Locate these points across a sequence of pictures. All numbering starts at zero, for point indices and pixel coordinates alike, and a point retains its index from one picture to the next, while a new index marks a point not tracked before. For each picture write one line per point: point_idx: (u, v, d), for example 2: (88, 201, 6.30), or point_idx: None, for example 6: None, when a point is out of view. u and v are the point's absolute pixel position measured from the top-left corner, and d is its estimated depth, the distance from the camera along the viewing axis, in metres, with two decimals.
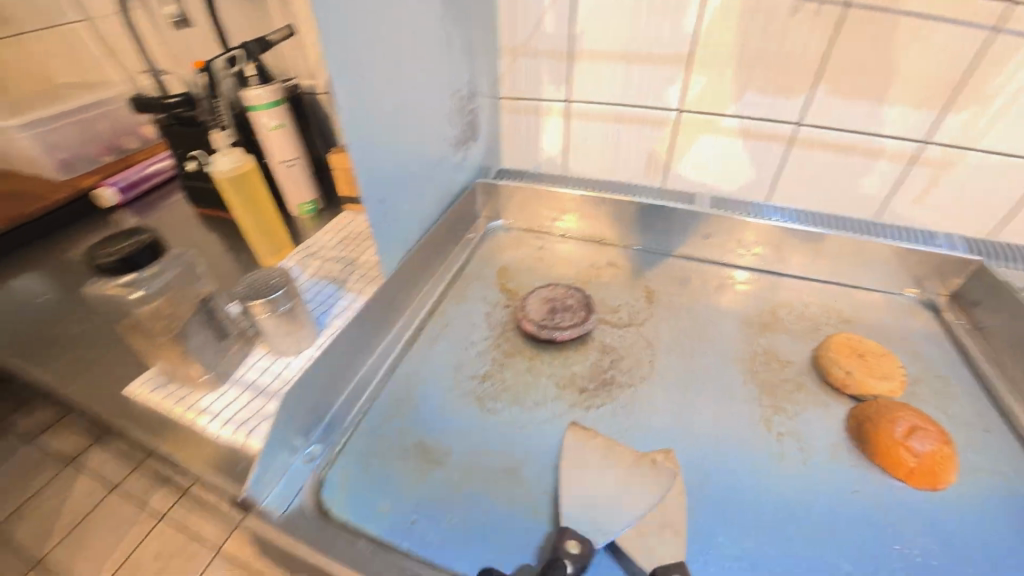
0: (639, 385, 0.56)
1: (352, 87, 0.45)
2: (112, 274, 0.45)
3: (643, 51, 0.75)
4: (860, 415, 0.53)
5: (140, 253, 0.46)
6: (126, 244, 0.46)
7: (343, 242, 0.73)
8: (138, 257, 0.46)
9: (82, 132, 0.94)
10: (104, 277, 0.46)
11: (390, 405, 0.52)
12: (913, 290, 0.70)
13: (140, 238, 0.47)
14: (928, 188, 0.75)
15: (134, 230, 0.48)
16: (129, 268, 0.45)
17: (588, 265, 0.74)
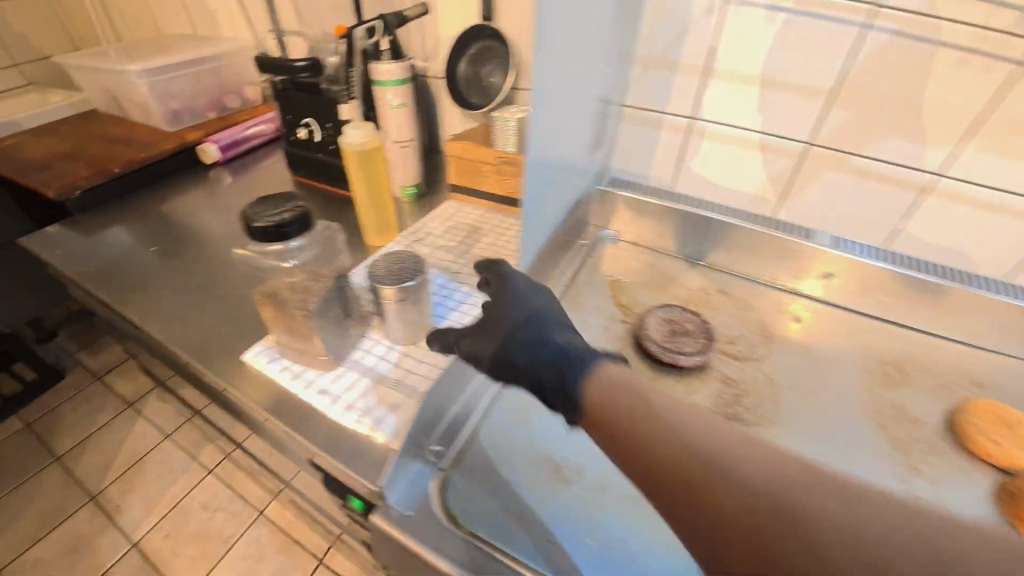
0: (765, 426, 0.53)
1: (542, 79, 0.44)
2: (264, 242, 0.43)
3: (782, 78, 0.71)
4: (1014, 487, 0.49)
5: (292, 223, 0.43)
6: (279, 212, 0.43)
7: (452, 232, 0.72)
8: (289, 227, 0.43)
9: (194, 85, 0.97)
10: (257, 244, 0.44)
11: (513, 412, 0.51)
12: None
13: (293, 208, 0.44)
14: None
15: (284, 197, 0.46)
16: (281, 237, 0.43)
17: (699, 288, 0.71)
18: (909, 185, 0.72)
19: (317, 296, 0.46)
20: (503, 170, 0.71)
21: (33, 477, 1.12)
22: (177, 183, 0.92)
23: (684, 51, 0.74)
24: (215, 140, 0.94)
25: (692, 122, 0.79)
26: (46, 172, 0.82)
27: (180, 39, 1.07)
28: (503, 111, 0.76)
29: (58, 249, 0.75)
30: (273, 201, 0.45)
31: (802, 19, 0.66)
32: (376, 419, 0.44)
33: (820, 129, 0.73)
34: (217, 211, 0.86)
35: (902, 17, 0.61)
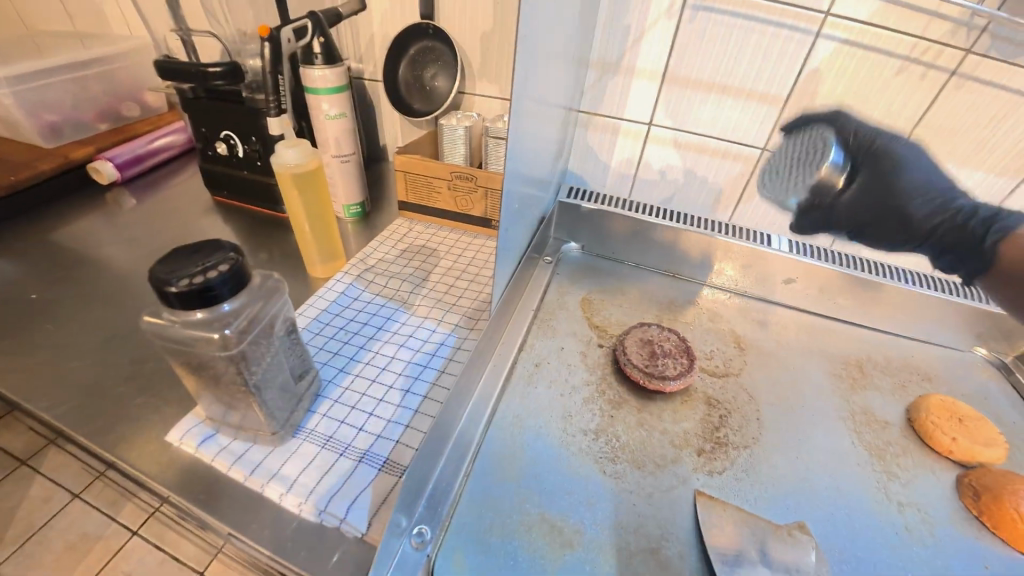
0: (754, 447, 0.51)
1: (522, 94, 0.39)
2: (184, 308, 0.34)
3: (737, 85, 0.70)
4: (975, 482, 0.49)
5: (223, 284, 0.35)
6: (205, 268, 0.35)
7: (404, 256, 0.66)
8: (219, 289, 0.35)
9: (78, 92, 0.82)
10: (173, 309, 0.35)
11: (498, 462, 0.45)
12: (980, 348, 0.66)
13: (223, 262, 0.36)
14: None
15: (208, 246, 0.37)
16: (208, 301, 0.35)
17: (669, 301, 0.69)
18: None
19: (257, 370, 0.40)
20: (457, 185, 0.65)
21: None
22: (63, 210, 0.77)
23: (639, 56, 0.71)
24: (111, 157, 0.81)
25: (649, 128, 0.78)
26: None
27: (59, 36, 0.90)
28: (451, 118, 0.69)
29: None
30: (192, 253, 0.36)
31: (756, 26, 0.65)
32: (344, 508, 0.38)
33: (772, 136, 0.73)
34: (117, 242, 0.73)
35: (851, 26, 0.62)
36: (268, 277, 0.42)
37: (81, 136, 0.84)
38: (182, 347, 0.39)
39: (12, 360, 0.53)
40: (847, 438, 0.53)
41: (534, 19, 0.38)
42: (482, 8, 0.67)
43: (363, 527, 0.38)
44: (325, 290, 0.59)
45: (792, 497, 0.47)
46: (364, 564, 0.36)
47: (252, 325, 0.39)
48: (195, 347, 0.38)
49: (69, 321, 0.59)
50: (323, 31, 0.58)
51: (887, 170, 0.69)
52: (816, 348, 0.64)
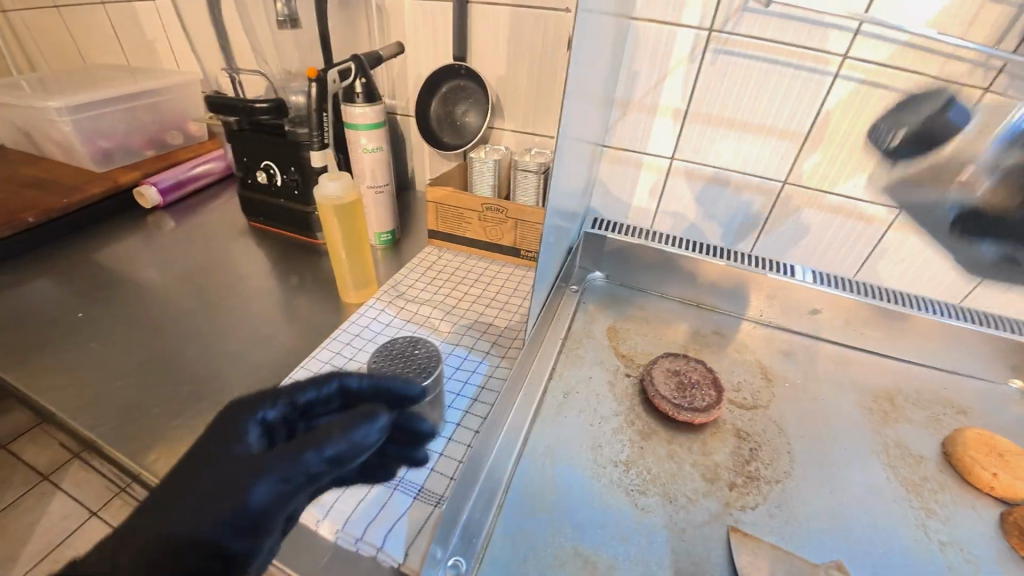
0: (786, 481, 0.51)
1: (563, 121, 0.41)
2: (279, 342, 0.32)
3: (758, 121, 0.72)
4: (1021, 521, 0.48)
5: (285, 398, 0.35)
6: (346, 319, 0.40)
7: (435, 284, 0.68)
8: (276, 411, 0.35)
9: (128, 121, 0.87)
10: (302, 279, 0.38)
11: (531, 495, 0.46)
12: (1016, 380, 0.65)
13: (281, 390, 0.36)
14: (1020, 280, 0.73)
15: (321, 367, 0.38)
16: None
17: (694, 331, 0.69)
18: (875, 220, 0.75)
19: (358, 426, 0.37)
20: (487, 217, 0.68)
21: None
22: (108, 232, 0.81)
23: (662, 95, 0.74)
24: (156, 182, 0.85)
25: (671, 162, 0.79)
26: None
27: (113, 70, 0.97)
28: (480, 152, 0.72)
29: None
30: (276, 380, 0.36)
31: (776, 70, 0.67)
32: (381, 537, 0.38)
33: (794, 170, 0.74)
34: (157, 263, 0.76)
35: (866, 67, 0.64)
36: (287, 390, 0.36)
37: (129, 162, 0.88)
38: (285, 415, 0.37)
39: (55, 376, 0.55)
40: (882, 474, 0.53)
41: (573, 67, 0.41)
42: (512, 49, 0.70)
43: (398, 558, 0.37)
44: (359, 315, 0.61)
45: (827, 535, 0.46)
46: None
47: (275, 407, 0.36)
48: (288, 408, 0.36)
49: (111, 340, 0.61)
50: (366, 72, 0.62)
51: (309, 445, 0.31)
52: (845, 381, 0.63)
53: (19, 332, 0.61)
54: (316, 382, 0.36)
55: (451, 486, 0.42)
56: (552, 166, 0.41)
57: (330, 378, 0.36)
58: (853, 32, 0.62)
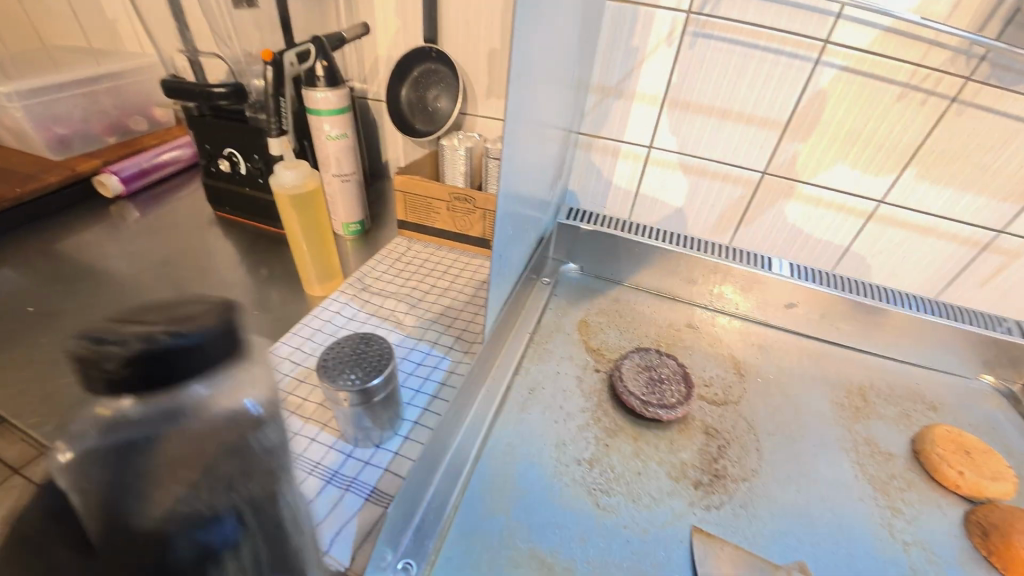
0: (753, 479, 0.50)
1: (518, 103, 0.39)
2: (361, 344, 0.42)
3: (738, 109, 0.70)
4: (985, 521, 0.47)
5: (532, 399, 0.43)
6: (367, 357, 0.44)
7: (402, 277, 0.66)
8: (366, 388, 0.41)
9: (86, 105, 0.83)
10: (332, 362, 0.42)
11: (489, 493, 0.45)
12: (987, 375, 0.64)
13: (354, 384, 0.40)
14: (994, 273, 0.73)
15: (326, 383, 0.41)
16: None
17: (667, 324, 0.68)
18: (852, 211, 0.73)
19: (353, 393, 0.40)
20: (454, 207, 0.67)
21: None
22: (66, 222, 0.77)
23: (640, 80, 0.71)
24: (118, 170, 0.81)
25: (649, 151, 0.77)
26: None
27: (72, 52, 0.92)
28: (452, 139, 0.70)
29: None
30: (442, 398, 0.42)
31: (757, 56, 0.65)
32: (327, 540, 0.37)
33: (772, 159, 0.73)
34: (118, 255, 0.73)
35: (847, 54, 0.62)
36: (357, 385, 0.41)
37: (89, 149, 0.85)
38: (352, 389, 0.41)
39: (2, 374, 0.53)
40: (850, 471, 0.52)
41: (531, 46, 0.38)
42: (483, 32, 0.68)
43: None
44: (322, 309, 0.59)
45: (792, 538, 0.45)
46: None
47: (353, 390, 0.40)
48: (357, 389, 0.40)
49: (63, 335, 0.59)
50: (327, 55, 0.59)
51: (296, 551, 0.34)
52: (817, 378, 0.63)
53: None
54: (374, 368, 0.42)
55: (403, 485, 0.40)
56: (504, 152, 0.39)
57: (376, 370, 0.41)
58: (834, 16, 0.60)
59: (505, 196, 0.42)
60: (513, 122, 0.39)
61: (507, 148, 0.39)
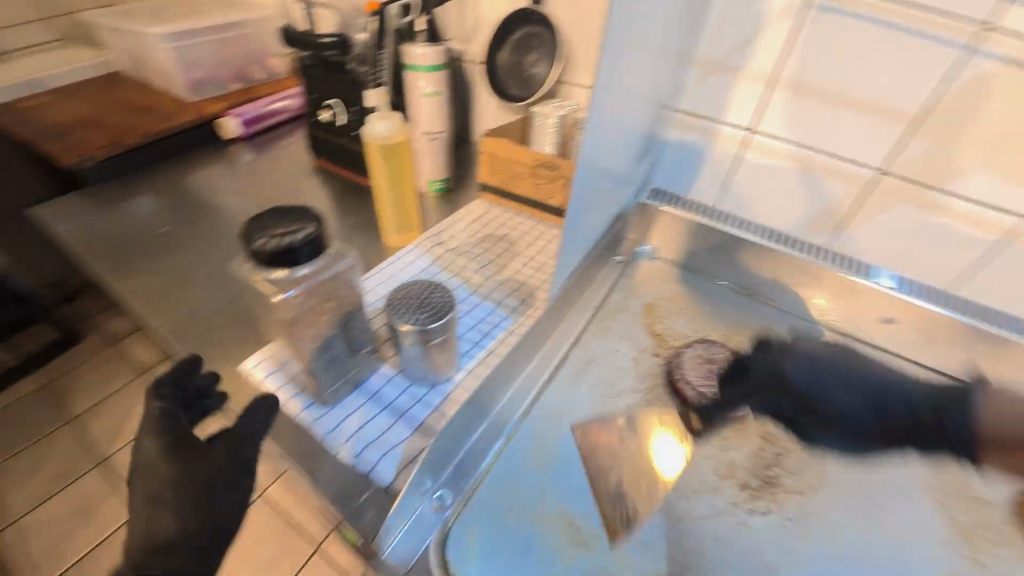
0: (809, 495, 0.47)
1: (610, 65, 0.37)
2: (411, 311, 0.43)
3: (860, 97, 0.62)
4: None
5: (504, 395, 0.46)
6: (431, 302, 0.44)
7: (476, 236, 0.68)
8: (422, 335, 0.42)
9: (218, 53, 0.93)
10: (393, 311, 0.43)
11: (530, 450, 0.46)
12: None
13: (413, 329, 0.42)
14: None
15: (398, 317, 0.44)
16: (290, 263, 0.36)
17: (740, 321, 0.64)
18: (987, 226, 0.64)
19: (409, 338, 0.43)
20: (538, 172, 0.66)
21: (38, 441, 1.17)
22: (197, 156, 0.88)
23: (749, 58, 0.66)
24: (239, 114, 0.90)
25: (749, 135, 0.72)
26: (65, 139, 0.80)
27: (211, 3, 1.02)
28: (546, 106, 0.69)
29: (69, 223, 0.72)
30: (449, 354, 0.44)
31: (895, 37, 0.57)
32: (375, 459, 0.40)
33: (894, 157, 0.64)
34: (233, 191, 0.82)
35: (1013, 40, 0.52)
36: (411, 333, 0.42)
37: (217, 93, 0.95)
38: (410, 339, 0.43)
39: (139, 280, 0.63)
40: (928, 510, 0.47)
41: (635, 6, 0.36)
42: None
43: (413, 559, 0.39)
44: (398, 257, 0.63)
45: (843, 563, 0.43)
46: (381, 514, 0.38)
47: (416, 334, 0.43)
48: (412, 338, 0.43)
49: (184, 254, 0.68)
50: (428, 10, 0.62)
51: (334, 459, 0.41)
52: None
53: (115, 239, 0.70)
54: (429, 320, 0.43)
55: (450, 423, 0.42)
56: (588, 116, 0.38)
57: (437, 318, 0.43)
58: None
59: (584, 168, 0.41)
60: (601, 91, 0.38)
61: (591, 118, 0.38)
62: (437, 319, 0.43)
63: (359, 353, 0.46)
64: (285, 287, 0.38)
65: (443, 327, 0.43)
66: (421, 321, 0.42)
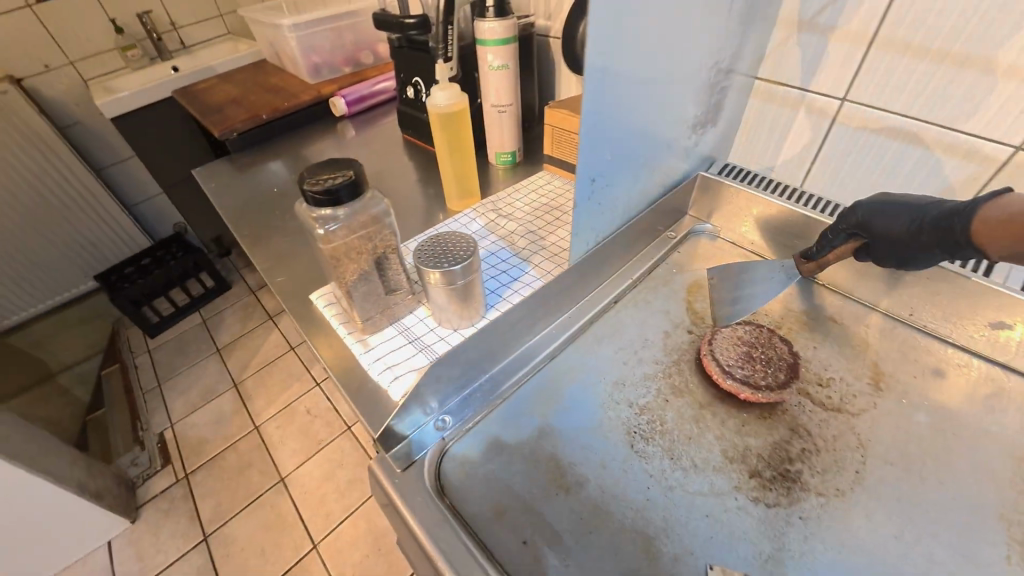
0: (835, 498, 0.42)
1: (616, 19, 0.36)
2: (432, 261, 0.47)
3: (990, 55, 0.51)
4: None
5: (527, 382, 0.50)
6: (455, 251, 0.48)
7: (530, 204, 0.70)
8: (444, 280, 0.47)
9: (334, 40, 1.06)
10: (420, 259, 0.48)
11: (536, 397, 0.49)
12: None
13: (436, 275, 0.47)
14: None
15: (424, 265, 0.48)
16: (333, 203, 0.43)
17: (801, 310, 0.59)
18: None
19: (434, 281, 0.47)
20: None
21: (197, 361, 1.49)
22: (311, 130, 1.04)
23: (845, 13, 0.58)
24: (344, 95, 1.02)
25: (841, 105, 0.63)
26: (219, 115, 1.00)
27: None
28: None
29: (212, 180, 0.89)
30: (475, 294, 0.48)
31: None
32: (391, 378, 0.47)
33: None
34: None
35: None
36: (437, 277, 0.47)
37: (332, 75, 1.09)
38: (435, 284, 0.48)
39: (251, 222, 0.76)
40: (997, 549, 0.39)
41: None
42: None
43: (411, 460, 0.44)
44: (454, 219, 0.69)
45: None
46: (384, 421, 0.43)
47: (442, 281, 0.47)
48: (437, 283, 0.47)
49: (288, 206, 0.81)
50: None
51: (362, 378, 0.48)
52: (1005, 426, 0.47)
53: (242, 191, 0.86)
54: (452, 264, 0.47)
55: (458, 356, 0.46)
56: (590, 74, 0.38)
57: (461, 263, 0.47)
58: None
59: (588, 134, 0.41)
60: (601, 58, 0.37)
61: (590, 82, 0.38)
62: (456, 264, 0.47)
63: (396, 293, 0.53)
64: (328, 222, 0.46)
65: (463, 271, 0.47)
66: (444, 264, 0.47)
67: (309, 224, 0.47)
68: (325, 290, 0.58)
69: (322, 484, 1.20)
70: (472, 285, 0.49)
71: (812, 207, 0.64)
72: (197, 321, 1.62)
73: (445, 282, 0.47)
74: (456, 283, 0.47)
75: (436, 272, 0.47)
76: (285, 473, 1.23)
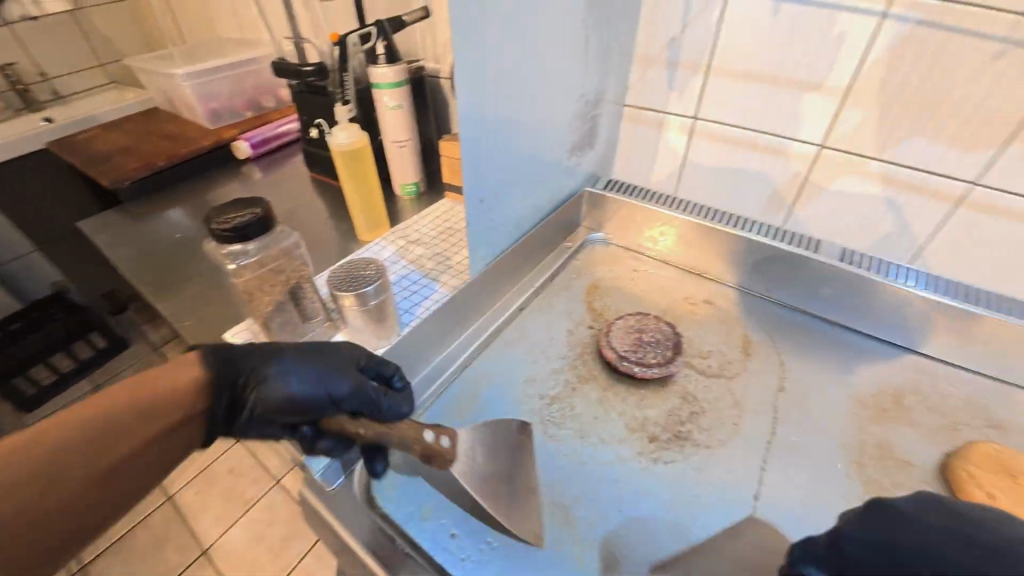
0: (718, 449, 0.49)
1: (478, 59, 0.43)
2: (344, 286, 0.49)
3: (788, 74, 0.64)
4: None
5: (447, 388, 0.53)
6: (365, 275, 0.51)
7: (439, 228, 0.75)
8: (356, 300, 0.49)
9: (232, 85, 1.06)
10: (333, 285, 0.50)
11: (456, 401, 0.52)
12: None
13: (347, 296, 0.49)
14: None
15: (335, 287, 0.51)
16: (242, 240, 0.45)
17: (682, 297, 0.68)
18: (936, 194, 0.61)
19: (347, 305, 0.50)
20: None
21: None
22: (213, 174, 1.02)
23: (684, 47, 0.70)
24: (247, 138, 1.02)
25: (693, 122, 0.75)
26: (107, 164, 0.96)
27: (230, 43, 1.18)
28: None
29: (104, 230, 0.84)
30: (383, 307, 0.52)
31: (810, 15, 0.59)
32: None
33: (831, 133, 0.65)
34: None
35: (928, 5, 0.52)
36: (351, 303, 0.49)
37: (233, 120, 1.09)
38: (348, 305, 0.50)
39: (146, 269, 0.73)
40: (840, 469, 0.48)
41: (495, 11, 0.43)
42: None
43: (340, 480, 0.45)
44: (365, 249, 0.71)
45: (740, 510, 0.44)
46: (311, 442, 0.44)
47: (355, 302, 0.50)
48: (350, 305, 0.49)
49: (187, 250, 0.78)
50: (385, 34, 0.68)
51: None
52: (841, 372, 0.57)
53: (135, 240, 0.82)
54: (363, 286, 0.50)
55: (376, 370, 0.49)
56: (463, 107, 0.44)
57: (372, 284, 0.50)
58: None
59: (470, 157, 0.47)
60: (471, 94, 0.44)
61: (465, 104, 0.44)
62: (366, 285, 0.49)
63: (312, 321, 0.54)
64: (238, 257, 0.47)
65: (374, 290, 0.50)
66: (354, 287, 0.49)
67: (219, 260, 0.48)
68: (239, 328, 0.57)
69: (249, 549, 1.11)
70: (385, 304, 0.52)
71: (679, 207, 0.74)
72: (89, 389, 1.46)
73: (359, 303, 0.50)
74: (370, 304, 0.50)
75: (347, 296, 0.49)
76: (206, 544, 1.12)
